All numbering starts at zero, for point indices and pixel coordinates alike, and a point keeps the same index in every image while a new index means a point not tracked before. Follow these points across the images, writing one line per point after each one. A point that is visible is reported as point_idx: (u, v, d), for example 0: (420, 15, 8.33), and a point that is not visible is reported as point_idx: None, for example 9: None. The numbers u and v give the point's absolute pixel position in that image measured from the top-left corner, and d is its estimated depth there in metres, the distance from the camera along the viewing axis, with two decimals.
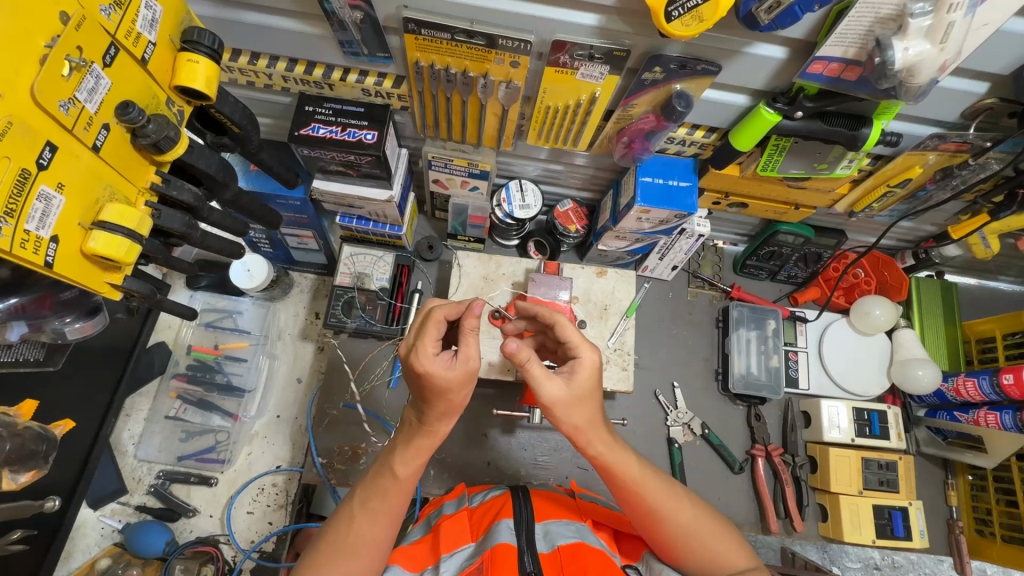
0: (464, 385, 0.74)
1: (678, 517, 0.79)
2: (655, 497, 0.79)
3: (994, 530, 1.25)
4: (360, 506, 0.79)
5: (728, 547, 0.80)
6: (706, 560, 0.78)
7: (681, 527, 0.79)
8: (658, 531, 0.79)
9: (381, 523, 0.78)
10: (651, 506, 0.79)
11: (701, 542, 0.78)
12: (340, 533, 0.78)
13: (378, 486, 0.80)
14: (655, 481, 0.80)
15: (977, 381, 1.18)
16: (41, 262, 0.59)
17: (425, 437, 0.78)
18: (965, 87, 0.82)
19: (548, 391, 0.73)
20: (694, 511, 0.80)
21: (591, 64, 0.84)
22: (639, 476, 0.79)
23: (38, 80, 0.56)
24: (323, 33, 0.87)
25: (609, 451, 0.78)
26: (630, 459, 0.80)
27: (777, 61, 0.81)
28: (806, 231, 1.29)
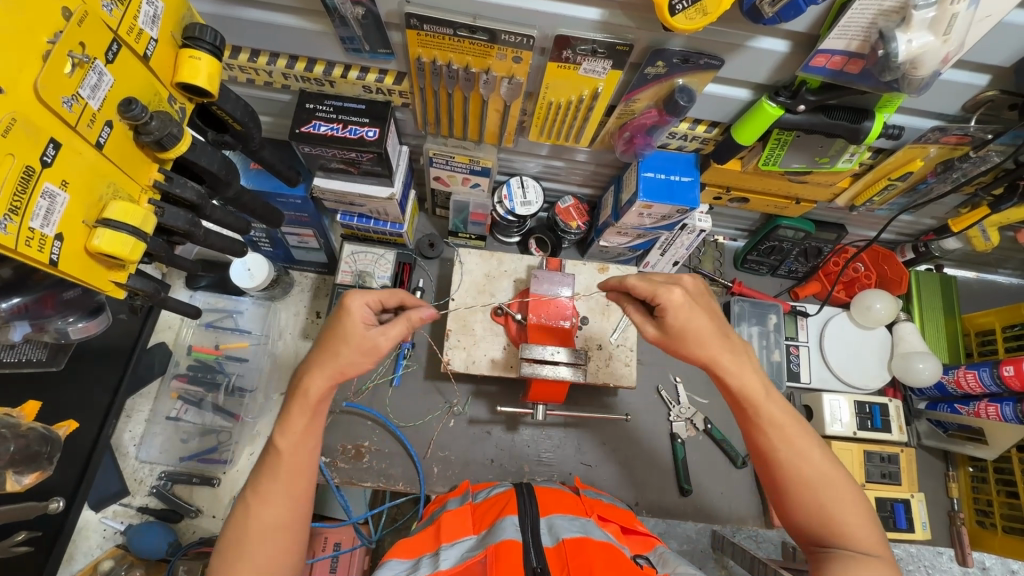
0: (360, 361, 0.80)
1: (800, 462, 0.77)
2: (781, 434, 0.78)
3: (995, 521, 1.26)
4: (253, 492, 0.77)
5: (853, 517, 0.74)
6: (819, 518, 0.75)
7: (801, 477, 0.77)
8: (776, 473, 0.79)
9: (280, 503, 0.76)
10: (772, 444, 0.78)
11: (818, 496, 0.75)
12: (240, 524, 0.75)
13: (267, 466, 0.78)
14: (784, 423, 0.79)
15: (978, 373, 1.18)
16: (46, 260, 0.59)
17: (301, 400, 0.79)
18: (967, 80, 0.82)
19: (648, 332, 0.85)
20: (822, 464, 0.77)
21: (593, 59, 0.84)
22: (765, 409, 0.79)
23: (41, 76, 0.56)
24: (324, 30, 0.87)
25: (737, 371, 0.80)
26: (762, 390, 0.80)
27: (780, 54, 0.81)
28: (807, 225, 1.30)
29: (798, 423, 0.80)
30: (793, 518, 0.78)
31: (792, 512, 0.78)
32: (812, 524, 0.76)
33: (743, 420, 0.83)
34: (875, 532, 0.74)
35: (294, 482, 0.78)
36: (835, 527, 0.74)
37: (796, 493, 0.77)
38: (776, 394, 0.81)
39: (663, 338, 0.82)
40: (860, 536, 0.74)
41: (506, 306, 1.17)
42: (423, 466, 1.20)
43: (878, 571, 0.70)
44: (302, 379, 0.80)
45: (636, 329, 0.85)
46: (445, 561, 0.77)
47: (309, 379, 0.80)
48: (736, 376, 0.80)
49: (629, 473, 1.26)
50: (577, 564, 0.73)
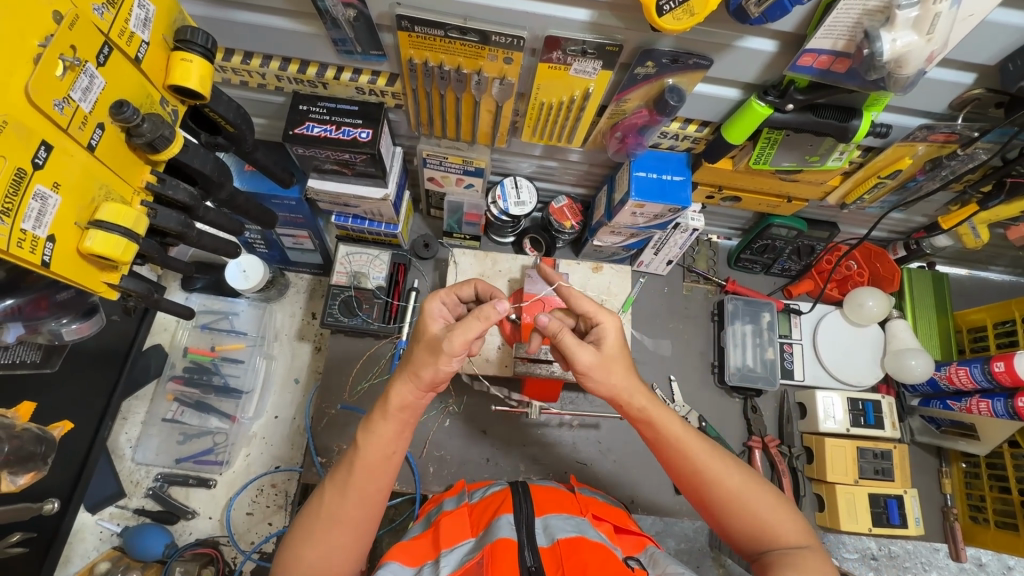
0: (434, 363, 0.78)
1: (720, 480, 0.81)
2: (696, 459, 0.82)
3: (988, 516, 1.27)
4: (332, 482, 0.80)
5: (780, 517, 0.78)
6: (753, 526, 0.78)
7: (726, 491, 0.80)
8: (704, 494, 0.82)
9: (349, 499, 0.78)
10: (693, 467, 0.82)
11: (745, 506, 0.79)
12: (315, 509, 0.79)
13: (347, 460, 0.80)
14: (696, 444, 0.83)
15: (969, 369, 1.20)
16: (38, 262, 0.59)
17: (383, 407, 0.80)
18: (953, 78, 0.82)
19: (581, 357, 0.83)
20: (741, 476, 0.81)
21: (584, 59, 0.85)
22: (678, 438, 0.83)
23: (32, 79, 0.56)
24: (316, 32, 0.88)
25: (652, 408, 0.85)
26: (671, 421, 0.84)
27: (768, 54, 0.82)
28: (799, 224, 1.31)
29: (711, 444, 0.84)
30: (733, 534, 0.81)
31: (731, 527, 0.80)
32: (749, 534, 0.79)
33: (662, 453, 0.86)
34: (802, 527, 0.78)
35: (367, 482, 0.79)
36: (769, 531, 0.77)
37: (726, 510, 0.80)
38: (684, 423, 0.85)
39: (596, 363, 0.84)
40: (792, 534, 0.77)
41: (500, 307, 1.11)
42: (419, 466, 1.21)
43: (815, 562, 0.73)
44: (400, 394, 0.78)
45: (570, 352, 0.83)
46: (445, 568, 0.77)
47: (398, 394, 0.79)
48: (644, 409, 0.84)
49: (624, 471, 1.27)
50: (572, 563, 0.74)
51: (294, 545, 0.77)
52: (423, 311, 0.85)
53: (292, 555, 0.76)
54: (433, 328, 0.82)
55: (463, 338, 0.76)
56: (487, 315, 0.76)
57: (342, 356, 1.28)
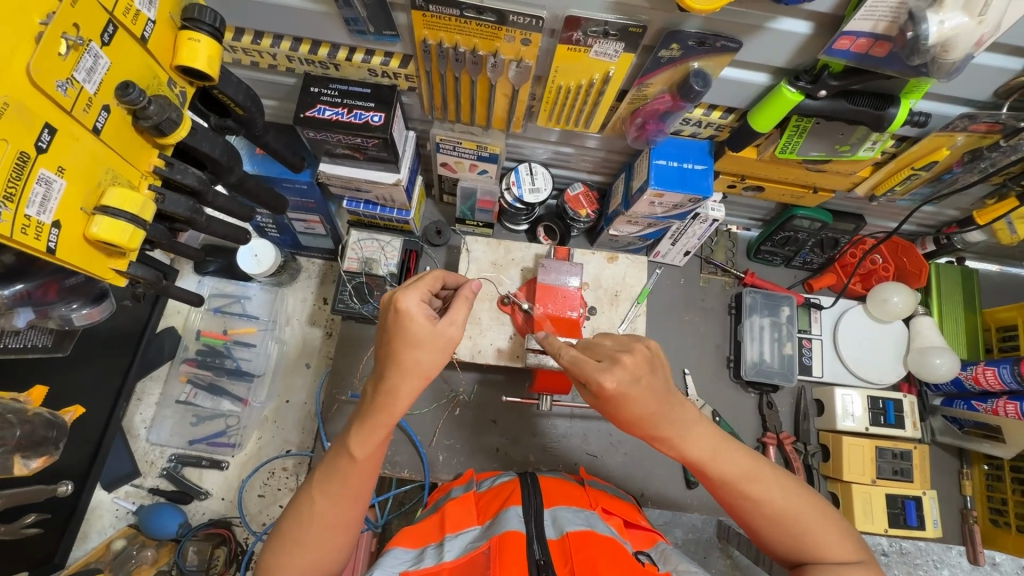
0: (439, 358, 0.75)
1: (764, 506, 0.74)
2: (739, 485, 0.75)
3: (1009, 520, 1.23)
4: (318, 487, 0.77)
5: (828, 535, 0.73)
6: (798, 545, 0.74)
7: (771, 514, 0.74)
8: (748, 515, 0.76)
9: (345, 505, 0.77)
10: (733, 495, 0.75)
11: (790, 529, 0.74)
12: (305, 512, 0.77)
13: (338, 468, 0.77)
14: (739, 468, 0.75)
15: (998, 370, 1.16)
16: (43, 248, 0.58)
17: (380, 414, 0.74)
18: (1000, 64, 0.77)
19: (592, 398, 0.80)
20: (784, 499, 0.74)
21: (605, 41, 0.81)
22: (719, 467, 0.75)
23: (34, 58, 0.54)
24: (328, 11, 0.85)
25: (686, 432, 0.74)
26: (710, 449, 0.75)
27: (801, 37, 0.77)
28: (824, 216, 1.26)
29: (751, 464, 0.76)
30: (775, 548, 0.77)
31: (771, 543, 0.76)
32: (791, 553, 0.75)
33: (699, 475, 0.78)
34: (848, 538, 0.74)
35: (359, 485, 0.78)
36: (815, 551, 0.73)
37: (772, 530, 0.75)
38: (724, 446, 0.76)
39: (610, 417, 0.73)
40: (840, 549, 0.73)
41: (513, 296, 1.15)
42: (428, 454, 1.20)
43: None
44: (385, 391, 0.74)
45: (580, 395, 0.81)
46: (450, 553, 0.77)
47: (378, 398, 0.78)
48: (679, 444, 0.74)
49: (635, 464, 1.25)
50: (581, 559, 0.72)
51: (283, 547, 0.75)
52: (401, 311, 0.73)
53: (282, 560, 0.75)
54: (421, 326, 0.73)
55: (459, 325, 0.76)
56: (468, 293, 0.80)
57: (352, 345, 1.27)
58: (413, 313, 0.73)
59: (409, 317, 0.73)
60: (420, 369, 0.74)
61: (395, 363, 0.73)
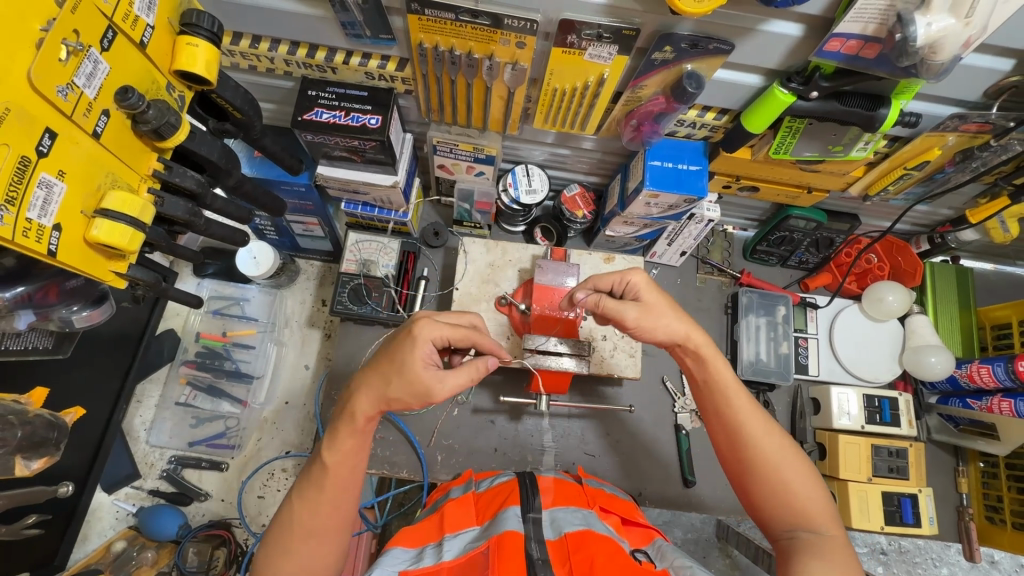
0: (410, 400, 0.78)
1: (762, 442, 0.80)
2: (747, 418, 0.82)
3: (1005, 517, 1.24)
4: (299, 498, 0.79)
5: (815, 497, 0.78)
6: (781, 496, 0.78)
7: (764, 455, 0.80)
8: (743, 455, 0.81)
9: (324, 512, 0.78)
10: (736, 425, 0.82)
11: (781, 473, 0.79)
12: (288, 522, 0.78)
13: (315, 478, 0.78)
14: (749, 407, 0.83)
15: (992, 368, 1.17)
16: (44, 251, 0.59)
17: (350, 422, 0.78)
18: (989, 65, 0.78)
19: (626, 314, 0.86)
20: (783, 445, 0.80)
21: (599, 44, 0.82)
22: (734, 397, 0.84)
23: (35, 64, 0.55)
24: (324, 15, 0.85)
25: (710, 354, 0.86)
26: (732, 380, 0.85)
27: (793, 39, 0.78)
28: (819, 216, 1.27)
29: (761, 411, 0.84)
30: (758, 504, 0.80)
31: (755, 492, 0.80)
32: (773, 505, 0.78)
33: (711, 407, 0.86)
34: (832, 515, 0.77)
35: (337, 495, 0.79)
36: (799, 508, 0.77)
37: (761, 474, 0.79)
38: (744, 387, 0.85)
39: (646, 314, 0.86)
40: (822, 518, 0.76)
41: (511, 296, 1.17)
42: (426, 454, 1.21)
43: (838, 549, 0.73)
44: (351, 399, 0.80)
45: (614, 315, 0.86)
46: (449, 553, 0.77)
47: (373, 394, 0.78)
48: (707, 360, 0.86)
49: (633, 463, 1.26)
50: (578, 559, 0.73)
51: (269, 557, 0.76)
52: (412, 337, 0.78)
53: (270, 568, 0.76)
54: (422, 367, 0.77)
55: (449, 390, 0.78)
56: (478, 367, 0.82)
57: (350, 347, 1.28)
58: (418, 354, 0.77)
59: (416, 351, 0.77)
60: (388, 395, 0.78)
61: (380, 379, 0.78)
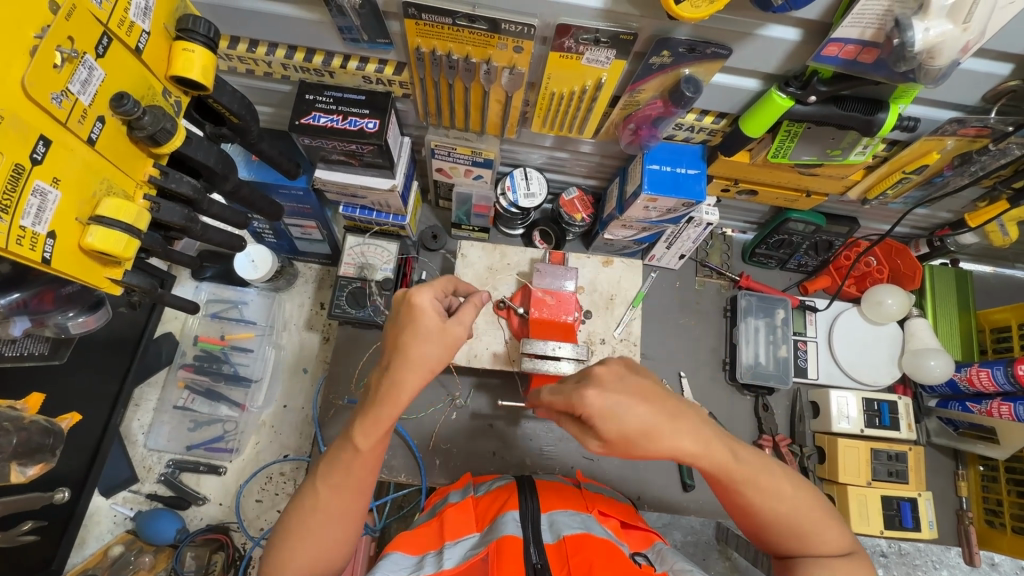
0: (444, 355, 0.75)
1: (776, 507, 0.74)
2: (756, 488, 0.74)
3: (1005, 521, 1.24)
4: (322, 480, 0.78)
5: (831, 530, 0.75)
6: (805, 545, 0.75)
7: (779, 516, 0.75)
8: (760, 519, 0.76)
9: (347, 496, 0.77)
10: (747, 498, 0.74)
11: (800, 529, 0.75)
12: (308, 503, 0.78)
13: (343, 459, 0.76)
14: (752, 474, 0.74)
15: (991, 371, 1.16)
16: (39, 259, 0.59)
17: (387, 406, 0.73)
18: (987, 69, 0.78)
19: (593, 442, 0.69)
20: (793, 501, 0.75)
21: (596, 48, 0.82)
22: (735, 473, 0.73)
23: (29, 72, 0.55)
24: (321, 19, 0.85)
25: (712, 462, 0.71)
26: (729, 456, 0.72)
27: (791, 44, 0.78)
28: (817, 218, 1.27)
29: (763, 464, 0.76)
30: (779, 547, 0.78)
31: (775, 543, 0.77)
32: (796, 552, 0.77)
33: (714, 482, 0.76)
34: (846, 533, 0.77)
35: (362, 478, 0.78)
36: (821, 549, 0.75)
37: (779, 532, 0.75)
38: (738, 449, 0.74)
39: (611, 448, 0.68)
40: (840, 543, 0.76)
41: (509, 300, 1.17)
42: (424, 459, 1.21)
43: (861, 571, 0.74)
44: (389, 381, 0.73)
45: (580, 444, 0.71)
46: (449, 560, 0.77)
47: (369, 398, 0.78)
48: (698, 454, 0.71)
49: (631, 467, 1.26)
50: (577, 562, 0.73)
51: (288, 538, 0.76)
52: (411, 305, 0.75)
53: (287, 551, 0.76)
54: (433, 321, 0.74)
55: (465, 327, 0.77)
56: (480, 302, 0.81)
57: (348, 350, 1.27)
58: (424, 308, 0.74)
59: (421, 313, 0.74)
60: (424, 361, 0.73)
61: (403, 352, 0.73)
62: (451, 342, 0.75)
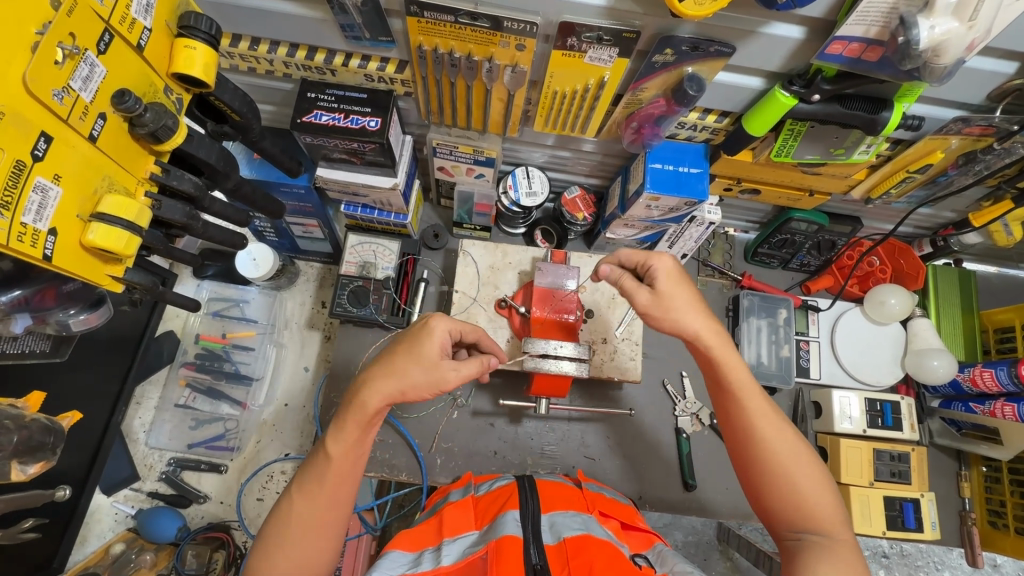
0: (424, 388, 0.78)
1: (774, 444, 0.79)
2: (761, 418, 0.81)
3: (1008, 522, 1.23)
4: (299, 489, 0.78)
5: (824, 501, 0.77)
6: (791, 498, 0.77)
7: (775, 456, 0.79)
8: (752, 456, 0.80)
9: (322, 503, 0.77)
10: (747, 426, 0.81)
11: (791, 477, 0.78)
12: (287, 512, 0.78)
13: (317, 468, 0.78)
14: (761, 409, 0.81)
15: (995, 372, 1.16)
16: (39, 255, 0.59)
17: (358, 411, 0.77)
18: (993, 68, 0.78)
19: (638, 298, 0.85)
20: (794, 448, 0.79)
21: (599, 47, 0.81)
22: (746, 398, 0.82)
23: (30, 68, 0.55)
24: (323, 17, 0.85)
25: (724, 356, 0.83)
26: (744, 380, 0.82)
27: (795, 41, 0.77)
28: (820, 218, 1.26)
29: (774, 412, 0.82)
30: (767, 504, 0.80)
31: (765, 495, 0.79)
32: (783, 508, 0.78)
33: (723, 405, 0.84)
34: (840, 515, 0.77)
35: (337, 486, 0.78)
36: (807, 511, 0.76)
37: (770, 473, 0.79)
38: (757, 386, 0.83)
39: (654, 304, 0.84)
40: (831, 520, 0.76)
41: (510, 299, 1.16)
42: (425, 458, 1.21)
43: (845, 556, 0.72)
44: (362, 390, 0.78)
45: (628, 296, 0.85)
46: (447, 558, 0.77)
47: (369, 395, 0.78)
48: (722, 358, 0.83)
49: (633, 467, 1.25)
50: (577, 564, 0.72)
51: (266, 550, 0.75)
52: (428, 328, 0.80)
53: (266, 563, 0.74)
54: (433, 351, 0.78)
55: (460, 376, 0.79)
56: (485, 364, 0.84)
57: (349, 350, 1.27)
58: (435, 338, 0.79)
59: (429, 337, 0.79)
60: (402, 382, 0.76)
61: (392, 368, 0.78)
62: (440, 378, 0.78)
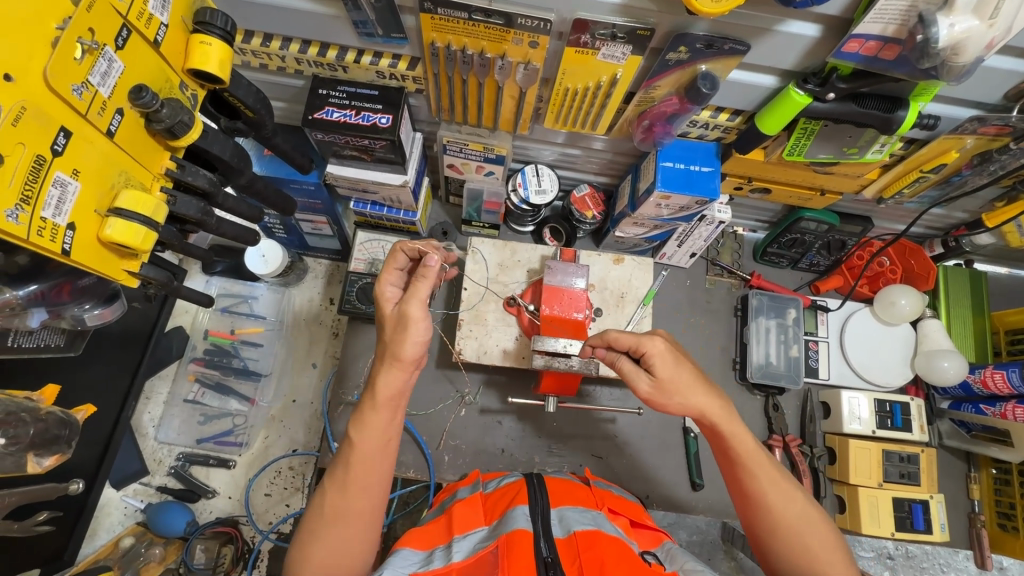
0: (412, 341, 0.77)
1: (784, 505, 0.80)
2: (770, 481, 0.81)
3: (1017, 525, 1.22)
4: (330, 482, 0.79)
5: (833, 556, 0.78)
6: (801, 558, 0.78)
7: (784, 518, 0.80)
8: (760, 517, 0.81)
9: (353, 495, 0.78)
10: (755, 489, 0.82)
11: (801, 536, 0.79)
12: (317, 507, 0.79)
13: (345, 457, 0.79)
14: (769, 473, 0.82)
15: (1006, 373, 1.15)
16: (59, 250, 0.59)
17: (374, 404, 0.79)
18: (1010, 67, 0.77)
19: (640, 386, 0.83)
20: (802, 507, 0.80)
21: (613, 44, 0.81)
22: (754, 463, 0.82)
23: (50, 63, 0.55)
24: (337, 14, 0.85)
25: (730, 428, 0.83)
26: (752, 446, 0.83)
27: (810, 39, 0.77)
28: (831, 218, 1.25)
29: (779, 471, 0.83)
30: (775, 560, 0.81)
31: (774, 552, 0.81)
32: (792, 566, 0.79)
33: (731, 470, 0.85)
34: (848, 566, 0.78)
35: (365, 476, 0.78)
36: (819, 568, 0.77)
37: (780, 534, 0.80)
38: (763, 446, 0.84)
39: (657, 392, 0.82)
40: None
41: (519, 297, 1.16)
42: (433, 455, 1.21)
43: None
44: (375, 375, 0.80)
45: (629, 385, 0.84)
46: (458, 553, 0.77)
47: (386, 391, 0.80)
48: (729, 428, 0.82)
49: (640, 466, 1.25)
50: (589, 557, 0.72)
51: (302, 543, 0.77)
52: (378, 297, 0.87)
53: (302, 557, 0.76)
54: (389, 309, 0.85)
55: (420, 300, 0.78)
56: (427, 273, 0.79)
57: (358, 347, 1.27)
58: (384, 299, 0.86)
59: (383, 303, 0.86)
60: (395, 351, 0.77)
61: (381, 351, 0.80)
62: (409, 323, 0.77)
